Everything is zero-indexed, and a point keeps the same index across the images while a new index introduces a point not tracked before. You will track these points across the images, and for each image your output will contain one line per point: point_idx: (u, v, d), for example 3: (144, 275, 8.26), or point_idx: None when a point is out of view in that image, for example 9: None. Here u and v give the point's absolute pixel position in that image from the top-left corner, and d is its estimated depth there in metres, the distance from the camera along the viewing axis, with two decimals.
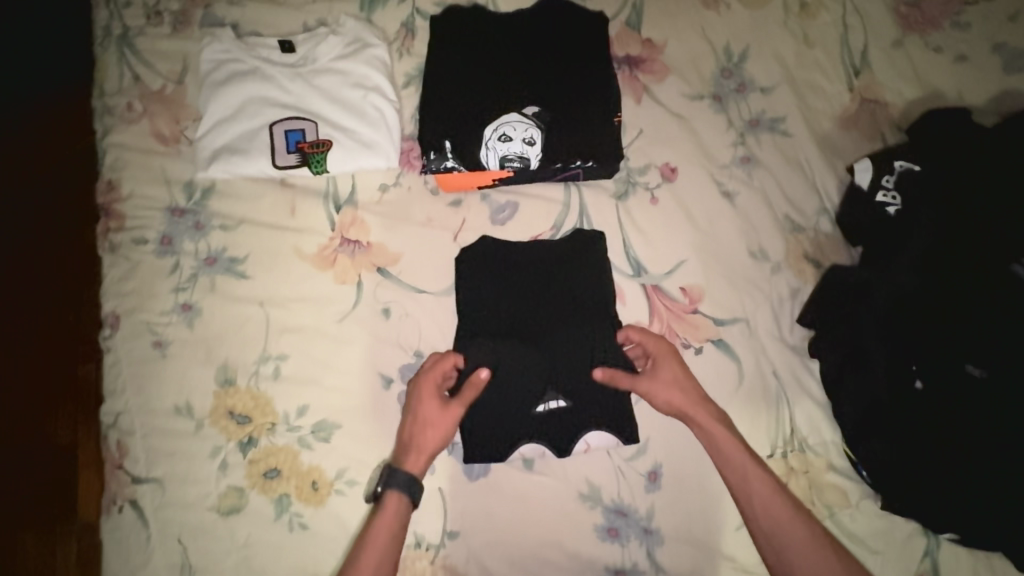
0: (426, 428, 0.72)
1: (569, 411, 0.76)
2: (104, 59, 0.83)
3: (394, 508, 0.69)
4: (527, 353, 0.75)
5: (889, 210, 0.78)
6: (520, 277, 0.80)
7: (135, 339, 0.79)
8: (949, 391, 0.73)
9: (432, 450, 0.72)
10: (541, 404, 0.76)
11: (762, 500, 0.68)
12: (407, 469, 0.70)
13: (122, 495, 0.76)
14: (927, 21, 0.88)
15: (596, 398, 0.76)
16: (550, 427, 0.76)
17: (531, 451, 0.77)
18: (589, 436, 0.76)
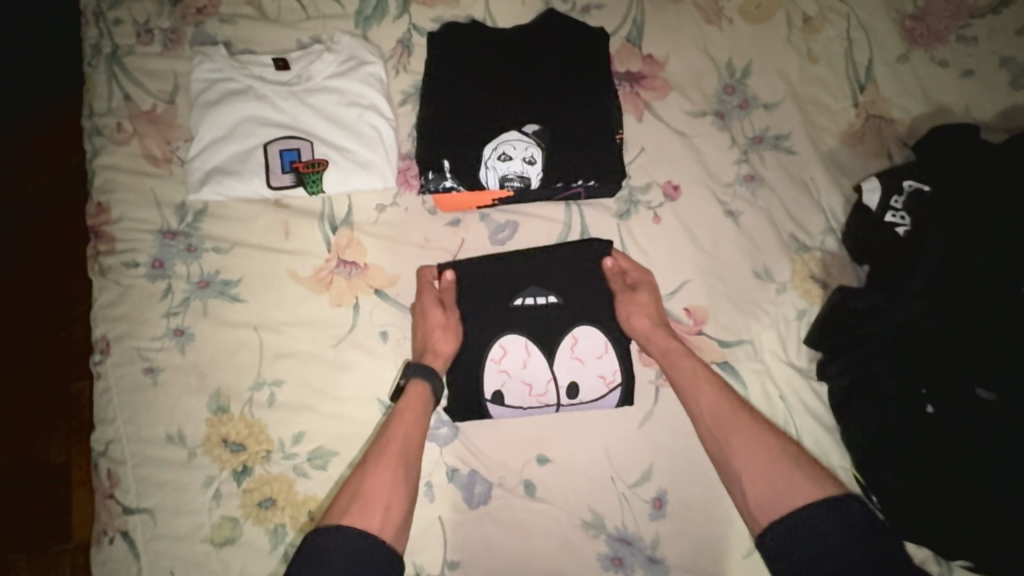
0: (437, 330, 0.75)
1: (560, 312, 0.77)
2: (93, 79, 0.82)
3: (419, 398, 0.72)
4: (513, 261, 0.78)
5: (899, 231, 0.77)
6: (517, 281, 0.78)
7: (126, 366, 0.77)
8: (961, 417, 0.71)
9: (446, 352, 0.75)
10: (525, 299, 0.77)
11: (731, 431, 0.66)
12: (428, 365, 0.73)
13: (113, 526, 0.74)
14: (932, 35, 0.86)
15: (581, 292, 0.78)
16: (539, 322, 0.77)
17: (513, 343, 0.76)
18: (577, 330, 0.76)
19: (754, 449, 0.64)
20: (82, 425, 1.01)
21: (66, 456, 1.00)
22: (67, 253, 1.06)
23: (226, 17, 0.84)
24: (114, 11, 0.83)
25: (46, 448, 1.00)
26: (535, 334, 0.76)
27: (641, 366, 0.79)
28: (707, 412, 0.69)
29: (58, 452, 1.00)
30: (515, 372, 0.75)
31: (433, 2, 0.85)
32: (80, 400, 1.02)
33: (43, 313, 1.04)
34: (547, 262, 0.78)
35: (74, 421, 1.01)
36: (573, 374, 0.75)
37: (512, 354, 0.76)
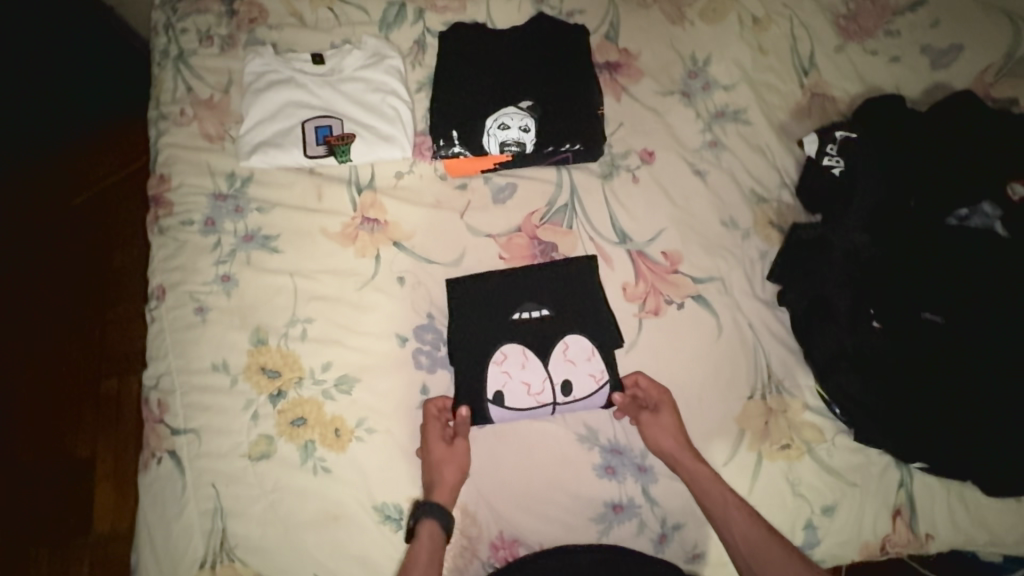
0: (443, 465, 0.80)
1: (553, 322, 0.85)
2: (163, 76, 0.99)
3: (429, 537, 0.75)
4: (512, 280, 0.88)
5: (834, 172, 0.91)
6: (512, 290, 0.87)
7: (179, 307, 0.89)
8: (903, 334, 0.81)
9: (454, 484, 0.79)
10: (522, 312, 0.86)
11: (765, 553, 0.72)
12: (437, 502, 0.77)
13: (161, 448, 0.84)
14: (863, 30, 1.02)
15: (571, 306, 0.86)
16: (535, 333, 0.85)
17: (513, 352, 0.84)
18: (569, 339, 0.84)
19: (752, 534, 0.73)
20: (109, 418, 1.24)
21: (90, 451, 1.23)
22: (106, 263, 1.33)
23: (274, 25, 1.01)
24: (182, 23, 1.01)
25: (80, 435, 1.23)
26: (531, 342, 0.84)
27: (626, 303, 0.88)
28: (736, 530, 0.74)
29: (88, 438, 1.23)
30: (514, 376, 0.83)
31: (444, 11, 1.02)
32: (113, 388, 1.26)
33: (94, 310, 1.30)
34: (540, 278, 0.88)
35: (100, 412, 1.25)
36: (566, 373, 0.83)
37: (512, 359, 0.84)
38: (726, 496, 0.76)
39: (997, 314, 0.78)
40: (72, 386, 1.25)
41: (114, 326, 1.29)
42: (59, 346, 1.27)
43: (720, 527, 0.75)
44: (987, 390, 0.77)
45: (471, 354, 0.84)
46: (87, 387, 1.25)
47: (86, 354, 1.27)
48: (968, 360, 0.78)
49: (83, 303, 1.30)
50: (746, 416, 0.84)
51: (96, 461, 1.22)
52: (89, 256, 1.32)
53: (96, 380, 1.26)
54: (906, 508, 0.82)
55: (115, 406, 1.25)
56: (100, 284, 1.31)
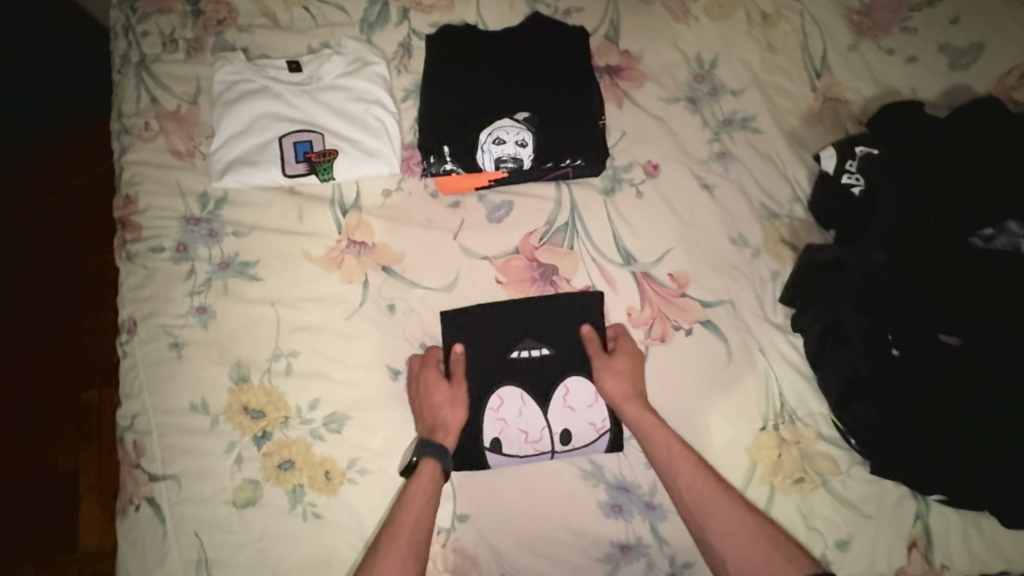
0: (445, 405, 0.78)
1: (554, 363, 0.82)
2: (124, 84, 0.90)
3: (431, 478, 0.74)
4: (511, 316, 0.83)
5: (854, 190, 0.85)
6: (510, 327, 0.83)
7: (151, 342, 0.82)
8: (923, 360, 0.78)
9: (456, 425, 0.78)
10: (521, 351, 0.82)
11: (708, 499, 0.70)
12: (438, 443, 0.75)
13: (139, 494, 0.78)
14: (878, 27, 0.96)
15: (572, 346, 0.83)
16: (534, 375, 0.81)
17: (510, 396, 0.81)
18: (569, 381, 0.81)
19: (696, 479, 0.71)
20: (89, 436, 1.18)
21: (73, 465, 1.16)
22: (74, 279, 1.24)
23: (244, 28, 0.93)
24: (142, 25, 0.92)
25: (53, 460, 1.16)
26: (529, 386, 0.81)
27: (631, 329, 0.84)
28: (681, 476, 0.72)
29: (64, 462, 1.16)
30: (510, 423, 0.80)
31: (430, 10, 0.94)
32: (88, 407, 1.19)
33: (63, 329, 1.21)
34: (541, 315, 0.83)
35: (79, 430, 1.18)
36: (565, 421, 0.80)
37: (509, 405, 0.80)
38: (670, 443, 0.74)
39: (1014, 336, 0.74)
40: (43, 411, 1.18)
41: (86, 345, 1.21)
42: (29, 367, 1.19)
43: (664, 475, 0.73)
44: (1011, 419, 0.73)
45: (471, 386, 0.82)
46: (60, 410, 1.18)
47: (56, 375, 1.19)
48: (994, 389, 0.74)
49: (51, 323, 1.22)
50: (758, 448, 0.80)
51: (78, 481, 1.16)
52: (54, 271, 1.24)
53: (72, 399, 1.19)
54: (921, 539, 0.79)
55: (91, 427, 1.18)
56: (68, 302, 1.23)
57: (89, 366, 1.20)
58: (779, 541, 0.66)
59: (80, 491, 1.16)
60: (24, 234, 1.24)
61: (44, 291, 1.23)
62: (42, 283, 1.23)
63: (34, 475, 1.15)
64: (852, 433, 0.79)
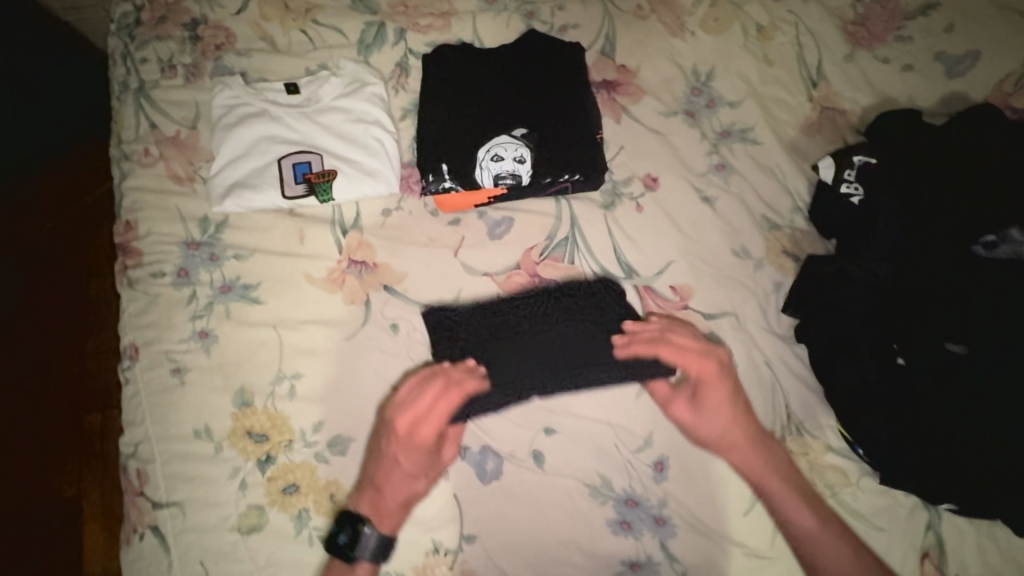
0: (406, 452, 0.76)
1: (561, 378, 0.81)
2: (123, 111, 0.90)
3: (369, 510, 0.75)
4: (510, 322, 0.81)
5: (854, 200, 0.85)
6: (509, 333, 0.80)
7: (154, 369, 0.82)
8: (930, 370, 0.77)
9: (404, 473, 0.76)
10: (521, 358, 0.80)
11: (807, 529, 0.75)
12: (361, 511, 0.74)
13: (142, 523, 0.77)
14: (873, 36, 0.96)
15: (571, 352, 0.78)
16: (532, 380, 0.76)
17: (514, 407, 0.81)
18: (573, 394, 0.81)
19: (801, 511, 0.75)
20: (92, 460, 1.17)
21: (77, 490, 1.16)
22: (77, 303, 1.24)
23: (242, 51, 0.93)
24: (141, 52, 0.93)
25: (56, 485, 1.15)
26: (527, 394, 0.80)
27: None
28: (785, 501, 0.76)
29: (68, 487, 1.15)
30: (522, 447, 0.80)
31: (427, 30, 0.95)
32: (91, 432, 1.18)
33: (65, 353, 1.21)
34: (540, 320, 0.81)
35: (81, 454, 1.17)
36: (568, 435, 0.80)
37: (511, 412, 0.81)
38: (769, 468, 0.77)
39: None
40: (44, 437, 1.17)
41: (88, 371, 1.21)
42: (32, 393, 1.19)
43: (764, 491, 0.77)
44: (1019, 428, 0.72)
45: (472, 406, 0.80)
46: (63, 436, 1.17)
47: (59, 400, 1.19)
48: (1001, 399, 0.73)
49: (54, 347, 1.21)
50: None
51: (82, 508, 1.15)
52: (56, 295, 1.24)
53: (76, 423, 1.18)
54: (935, 551, 0.78)
55: (94, 451, 1.17)
56: (70, 326, 1.23)
57: (92, 390, 1.20)
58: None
59: (84, 518, 1.15)
60: (26, 258, 1.25)
61: (47, 315, 1.23)
62: (44, 307, 1.23)
63: (36, 503, 1.14)
64: (859, 444, 0.79)
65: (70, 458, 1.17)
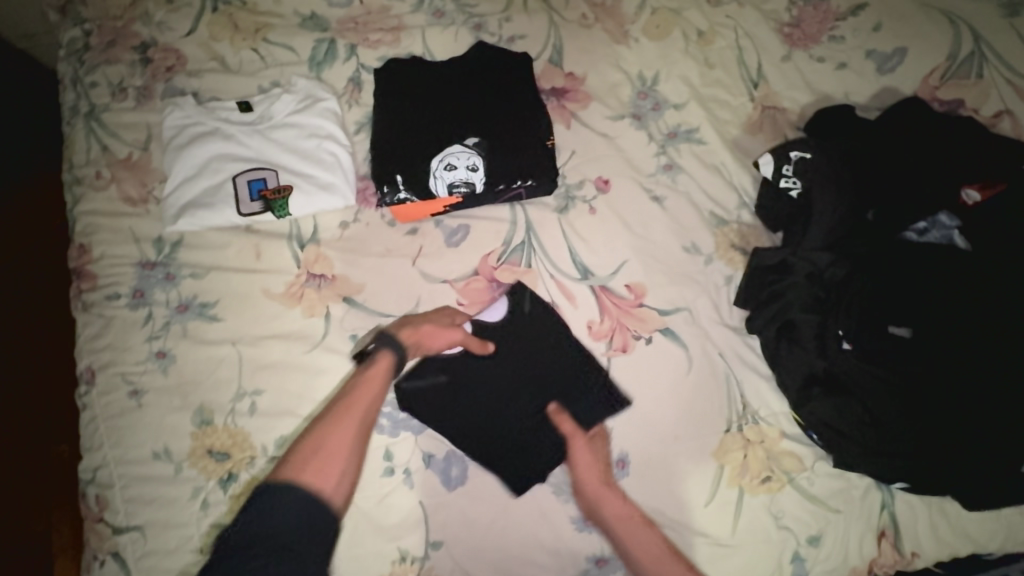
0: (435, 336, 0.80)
1: (529, 392, 0.82)
2: (73, 135, 0.90)
3: (383, 371, 0.74)
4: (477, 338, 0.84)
5: (793, 193, 0.88)
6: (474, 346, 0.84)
7: (111, 392, 0.81)
8: (875, 352, 0.80)
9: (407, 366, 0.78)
10: (485, 366, 0.83)
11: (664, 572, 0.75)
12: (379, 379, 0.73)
13: (103, 549, 0.76)
14: (808, 37, 1.01)
15: (532, 359, 0.83)
16: (499, 389, 0.82)
17: (477, 418, 0.81)
18: (543, 396, 0.82)
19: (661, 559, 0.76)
20: (62, 490, 1.15)
21: (45, 523, 1.12)
22: (34, 331, 1.22)
23: (193, 72, 0.94)
24: (90, 76, 0.93)
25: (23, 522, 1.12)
26: (492, 400, 0.82)
27: (592, 342, 0.85)
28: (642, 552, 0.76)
29: (38, 520, 1.12)
30: (490, 461, 0.79)
31: (377, 44, 0.97)
32: (60, 461, 1.16)
33: (22, 383, 1.18)
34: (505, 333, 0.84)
35: (50, 486, 1.14)
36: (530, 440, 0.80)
37: (476, 421, 0.81)
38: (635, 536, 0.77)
39: (955, 322, 0.79)
40: (3, 472, 1.13)
41: (49, 400, 1.18)
42: None
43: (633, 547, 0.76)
44: (953, 401, 0.77)
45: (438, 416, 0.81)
46: (24, 469, 1.14)
47: (23, 432, 1.16)
48: (936, 374, 0.78)
49: (10, 378, 1.18)
50: (724, 451, 0.81)
51: (51, 540, 1.12)
52: (11, 325, 1.21)
53: (44, 452, 1.16)
54: (890, 529, 0.80)
55: (65, 480, 1.15)
56: (27, 356, 1.20)
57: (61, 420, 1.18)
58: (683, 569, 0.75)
59: (55, 551, 1.11)
60: None
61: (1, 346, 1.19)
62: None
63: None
64: (813, 429, 0.80)
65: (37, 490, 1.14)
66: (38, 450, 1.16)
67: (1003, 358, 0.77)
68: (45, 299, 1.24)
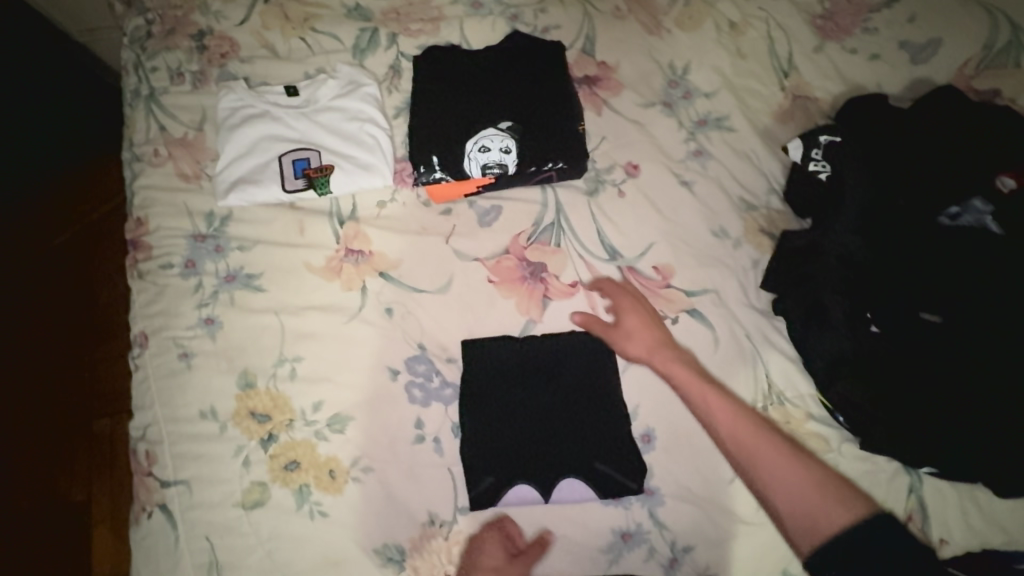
0: (489, 573, 0.74)
1: (569, 402, 0.83)
2: (134, 117, 0.97)
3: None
4: (535, 350, 0.85)
5: (822, 176, 0.89)
6: (529, 360, 0.85)
7: (162, 354, 0.86)
8: (904, 336, 0.80)
9: None
10: (541, 378, 0.84)
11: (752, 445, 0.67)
12: None
13: (151, 501, 0.81)
14: (841, 29, 1.02)
15: (587, 372, 0.84)
16: (552, 401, 0.83)
17: (527, 427, 0.81)
18: (597, 403, 0.83)
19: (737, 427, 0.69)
20: (101, 463, 1.21)
21: (86, 494, 1.19)
22: (89, 307, 1.30)
23: (245, 58, 1.00)
24: (151, 62, 0.99)
25: (66, 490, 1.18)
26: (546, 411, 0.82)
27: None
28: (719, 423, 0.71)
29: (77, 491, 1.19)
30: (539, 467, 0.80)
31: (418, 34, 1.01)
32: (99, 438, 1.22)
33: (75, 355, 1.26)
34: (562, 348, 0.85)
35: (93, 457, 1.21)
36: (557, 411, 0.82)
37: (525, 426, 0.81)
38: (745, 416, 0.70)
39: (992, 308, 0.77)
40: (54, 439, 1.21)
41: (98, 374, 1.26)
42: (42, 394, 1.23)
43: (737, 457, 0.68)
44: (993, 388, 0.75)
45: (482, 416, 0.82)
46: (70, 440, 1.21)
47: (73, 403, 1.23)
48: (973, 360, 0.77)
49: (66, 349, 1.26)
50: None
51: (91, 510, 1.18)
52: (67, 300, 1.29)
53: (86, 428, 1.22)
54: (918, 514, 0.80)
55: (104, 456, 1.22)
56: (82, 330, 1.28)
57: (106, 398, 1.25)
58: (833, 482, 0.62)
59: (93, 521, 1.18)
60: (41, 265, 1.31)
61: (57, 319, 1.27)
62: (54, 311, 1.28)
63: (41, 509, 1.15)
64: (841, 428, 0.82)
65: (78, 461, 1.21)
66: (82, 424, 1.22)
67: None
68: (100, 278, 1.32)
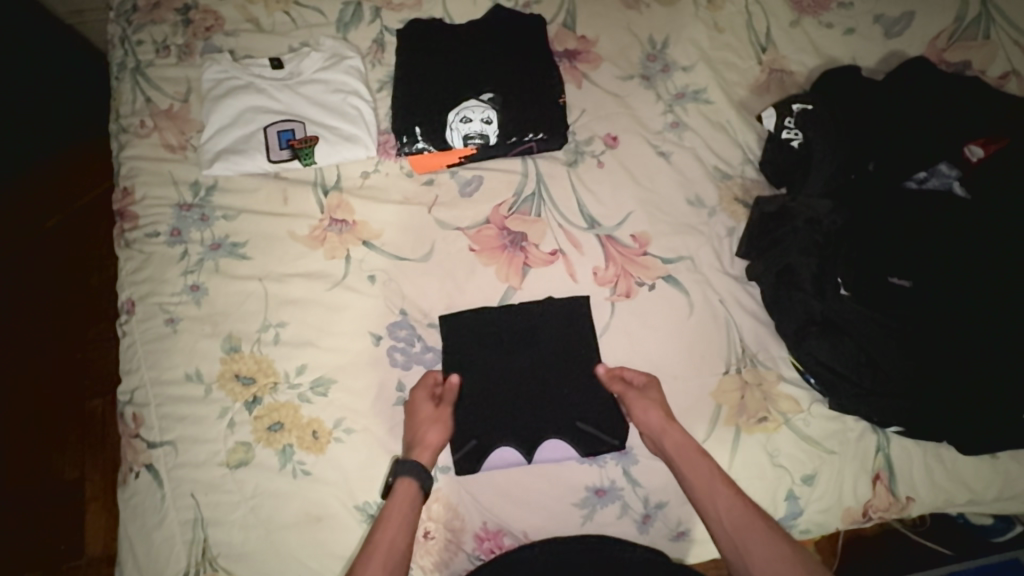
0: (426, 423, 0.79)
1: (550, 362, 0.85)
2: (121, 88, 0.98)
3: (406, 498, 0.75)
4: (517, 316, 0.87)
5: (793, 144, 0.91)
6: (509, 327, 0.87)
7: (149, 319, 0.88)
8: (872, 299, 0.82)
9: (435, 442, 0.78)
10: (523, 341, 0.86)
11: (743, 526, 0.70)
12: (416, 460, 0.76)
13: (138, 462, 0.83)
14: (817, 4, 1.03)
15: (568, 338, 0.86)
16: (531, 364, 0.85)
17: (506, 389, 0.84)
18: (575, 364, 0.85)
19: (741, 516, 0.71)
20: (93, 440, 1.21)
21: (80, 473, 1.19)
22: (79, 283, 1.31)
23: (230, 32, 1.01)
24: (137, 35, 1.00)
25: (60, 468, 1.19)
26: (526, 373, 0.85)
27: (596, 287, 0.89)
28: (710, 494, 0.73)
29: (71, 469, 1.19)
30: (517, 425, 0.82)
31: (400, 8, 1.03)
32: (92, 417, 1.23)
33: (67, 331, 1.28)
34: (547, 312, 0.87)
35: (86, 434, 1.22)
36: (536, 376, 0.85)
37: (505, 389, 0.84)
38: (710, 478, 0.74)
39: (956, 272, 0.80)
40: (47, 414, 1.22)
41: (87, 352, 1.27)
42: (33, 369, 1.24)
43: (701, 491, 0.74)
44: (953, 348, 0.78)
45: (463, 376, 0.85)
46: (65, 416, 1.22)
47: (65, 380, 1.24)
48: (936, 321, 0.79)
49: (58, 325, 1.28)
50: (723, 392, 0.84)
51: (83, 490, 1.19)
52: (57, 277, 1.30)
53: (80, 406, 1.23)
54: (885, 472, 0.83)
55: (96, 435, 1.22)
56: (73, 306, 1.29)
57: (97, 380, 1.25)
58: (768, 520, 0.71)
59: (86, 499, 1.18)
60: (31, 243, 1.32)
61: (49, 296, 1.29)
62: (46, 288, 1.29)
63: (41, 485, 1.18)
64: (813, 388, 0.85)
65: (71, 439, 1.21)
66: (74, 404, 1.23)
67: (997, 303, 0.78)
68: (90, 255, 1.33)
